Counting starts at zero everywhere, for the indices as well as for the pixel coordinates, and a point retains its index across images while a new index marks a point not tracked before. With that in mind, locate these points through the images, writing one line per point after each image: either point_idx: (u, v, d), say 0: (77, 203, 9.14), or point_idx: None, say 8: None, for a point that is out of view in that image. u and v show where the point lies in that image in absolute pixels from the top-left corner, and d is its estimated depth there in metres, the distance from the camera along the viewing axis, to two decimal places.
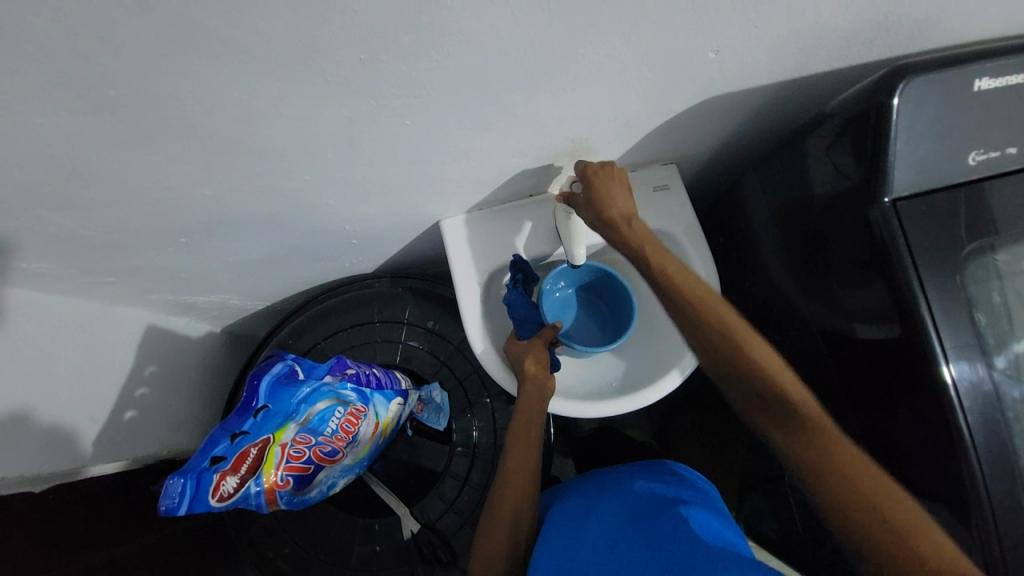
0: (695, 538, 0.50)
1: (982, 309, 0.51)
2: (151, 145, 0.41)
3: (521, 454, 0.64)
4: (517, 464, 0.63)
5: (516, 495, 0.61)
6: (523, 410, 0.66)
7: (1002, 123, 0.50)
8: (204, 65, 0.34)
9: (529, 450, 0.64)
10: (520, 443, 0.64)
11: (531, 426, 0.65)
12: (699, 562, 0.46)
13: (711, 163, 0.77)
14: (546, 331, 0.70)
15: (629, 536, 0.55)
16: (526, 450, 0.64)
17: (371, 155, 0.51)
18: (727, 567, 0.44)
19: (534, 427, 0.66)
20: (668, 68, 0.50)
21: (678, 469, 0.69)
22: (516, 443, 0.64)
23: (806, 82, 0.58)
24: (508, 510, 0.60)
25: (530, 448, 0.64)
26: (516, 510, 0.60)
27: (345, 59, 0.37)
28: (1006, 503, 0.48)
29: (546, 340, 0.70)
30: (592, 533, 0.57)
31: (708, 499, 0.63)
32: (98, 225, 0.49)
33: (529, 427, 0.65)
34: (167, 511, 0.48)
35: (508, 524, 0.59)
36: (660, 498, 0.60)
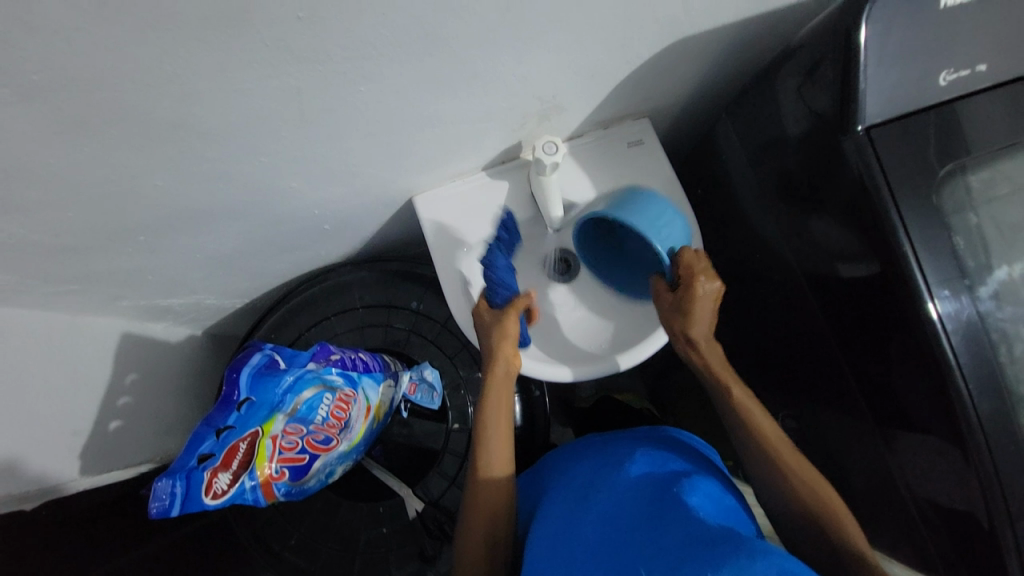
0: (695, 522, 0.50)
1: (961, 234, 0.51)
2: (86, 136, 0.38)
3: (492, 444, 0.62)
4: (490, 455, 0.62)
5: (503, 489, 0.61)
6: (490, 397, 0.63)
7: (971, 40, 0.49)
8: (130, 40, 0.31)
9: (504, 440, 0.62)
10: (491, 434, 0.62)
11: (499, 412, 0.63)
12: (698, 545, 0.46)
13: (683, 114, 0.75)
14: (520, 300, 0.64)
15: (623, 513, 0.54)
16: (499, 442, 0.62)
17: (328, 130, 0.49)
18: (724, 551, 0.44)
19: (498, 410, 0.63)
20: (630, 11, 0.48)
21: (675, 435, 0.70)
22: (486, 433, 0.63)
23: (772, 18, 0.56)
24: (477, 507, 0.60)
25: (499, 437, 0.62)
26: (496, 506, 0.60)
27: (282, 21, 0.34)
28: (995, 420, 0.49)
29: (517, 310, 0.63)
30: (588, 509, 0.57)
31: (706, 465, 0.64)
32: (49, 229, 0.47)
33: (495, 413, 0.63)
34: (158, 513, 0.47)
35: (488, 512, 0.60)
36: (658, 473, 0.60)
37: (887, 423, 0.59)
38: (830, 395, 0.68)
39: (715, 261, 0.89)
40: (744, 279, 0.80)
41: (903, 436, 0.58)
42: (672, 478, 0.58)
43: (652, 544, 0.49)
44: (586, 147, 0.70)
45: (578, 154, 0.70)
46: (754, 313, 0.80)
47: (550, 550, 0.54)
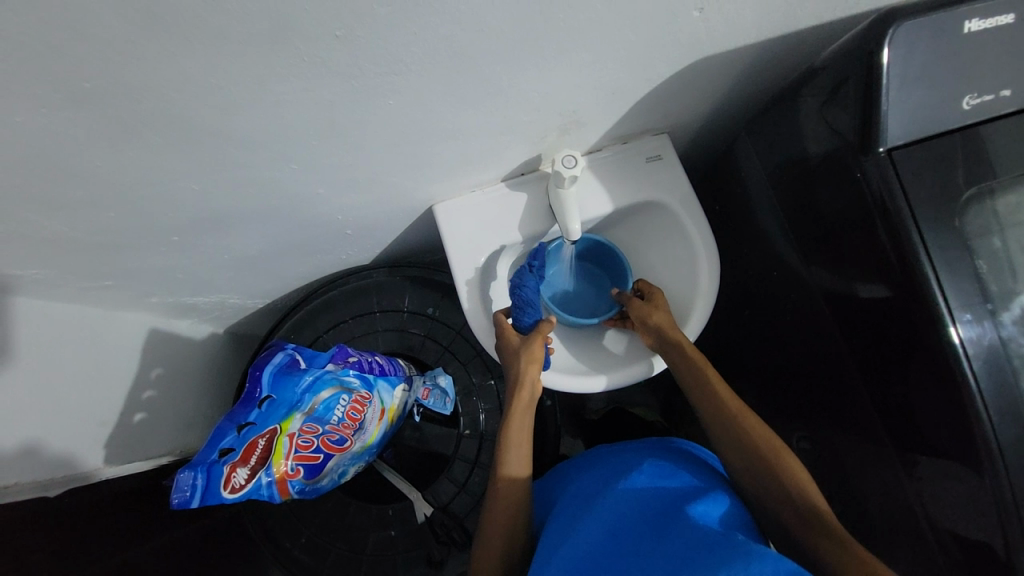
0: (694, 530, 0.52)
1: (984, 258, 0.50)
2: (131, 139, 0.40)
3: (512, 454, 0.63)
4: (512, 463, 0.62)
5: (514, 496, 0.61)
6: (514, 416, 0.65)
7: (996, 65, 0.49)
8: (178, 52, 0.33)
9: (524, 450, 0.64)
10: (513, 451, 0.63)
11: (522, 431, 0.64)
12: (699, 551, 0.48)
13: (702, 131, 0.76)
14: (544, 325, 0.67)
15: (627, 525, 0.55)
16: (521, 451, 0.63)
17: (356, 139, 0.50)
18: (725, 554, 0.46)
19: (522, 429, 0.64)
20: (653, 31, 0.49)
21: (685, 446, 0.69)
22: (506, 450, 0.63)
23: (793, 39, 0.57)
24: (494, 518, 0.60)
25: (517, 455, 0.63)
26: (510, 512, 0.60)
27: (319, 37, 0.36)
28: (1015, 448, 0.48)
29: (542, 335, 0.66)
30: (592, 518, 0.58)
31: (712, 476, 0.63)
32: (89, 226, 0.49)
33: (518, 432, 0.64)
34: (179, 505, 0.48)
35: (508, 517, 0.60)
36: (662, 484, 0.60)
37: (906, 448, 0.58)
38: (846, 418, 0.67)
39: (731, 277, 0.88)
40: (760, 297, 0.80)
41: (921, 462, 0.57)
42: (676, 491, 0.59)
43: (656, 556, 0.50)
44: (604, 161, 0.71)
45: (597, 168, 0.71)
46: (770, 331, 0.79)
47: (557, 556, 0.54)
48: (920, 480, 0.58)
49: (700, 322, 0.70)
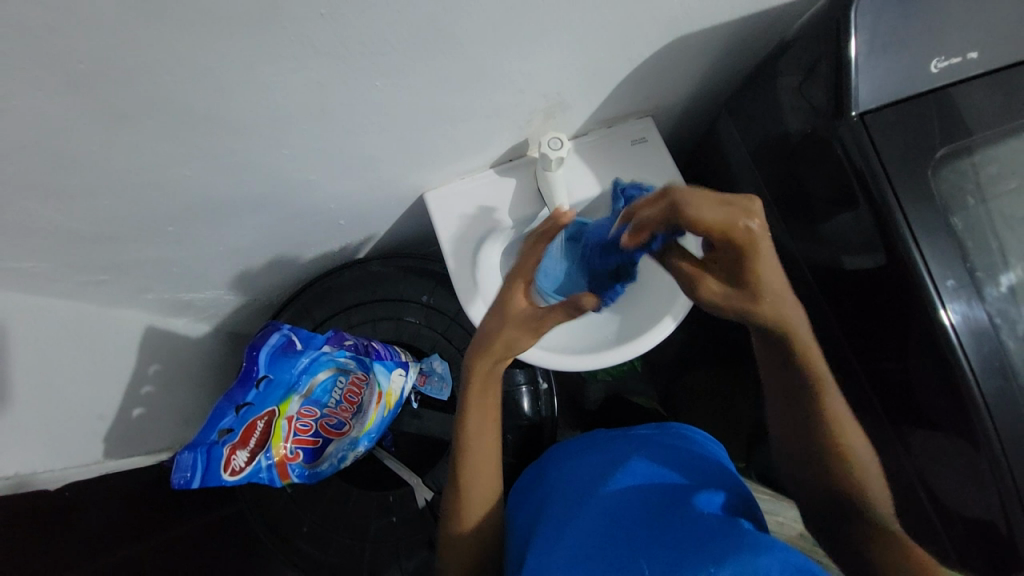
0: (695, 517, 0.54)
1: (960, 217, 0.52)
2: (127, 126, 0.41)
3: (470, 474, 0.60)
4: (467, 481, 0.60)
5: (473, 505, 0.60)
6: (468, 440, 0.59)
7: (962, 29, 0.50)
8: (169, 35, 0.34)
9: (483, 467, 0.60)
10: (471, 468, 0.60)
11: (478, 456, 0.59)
12: (702, 537, 0.51)
13: (686, 112, 0.78)
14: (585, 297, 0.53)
15: (626, 507, 0.57)
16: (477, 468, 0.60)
17: (345, 124, 0.52)
18: (729, 542, 0.49)
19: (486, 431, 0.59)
20: (631, 9, 0.50)
21: (685, 431, 0.72)
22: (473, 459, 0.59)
23: (768, 16, 0.59)
24: (470, 517, 0.60)
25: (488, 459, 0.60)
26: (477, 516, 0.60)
27: (306, 18, 0.37)
28: (999, 401, 0.51)
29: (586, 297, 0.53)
30: (594, 502, 0.59)
31: (704, 465, 0.65)
32: (86, 217, 0.50)
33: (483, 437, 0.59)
34: (180, 485, 0.50)
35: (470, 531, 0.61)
36: (657, 472, 0.62)
37: (900, 413, 0.60)
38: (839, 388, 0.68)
39: None
40: None
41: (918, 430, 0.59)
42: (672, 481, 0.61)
43: (661, 539, 0.52)
44: (590, 145, 0.72)
45: (583, 151, 0.72)
46: None
47: (561, 536, 0.56)
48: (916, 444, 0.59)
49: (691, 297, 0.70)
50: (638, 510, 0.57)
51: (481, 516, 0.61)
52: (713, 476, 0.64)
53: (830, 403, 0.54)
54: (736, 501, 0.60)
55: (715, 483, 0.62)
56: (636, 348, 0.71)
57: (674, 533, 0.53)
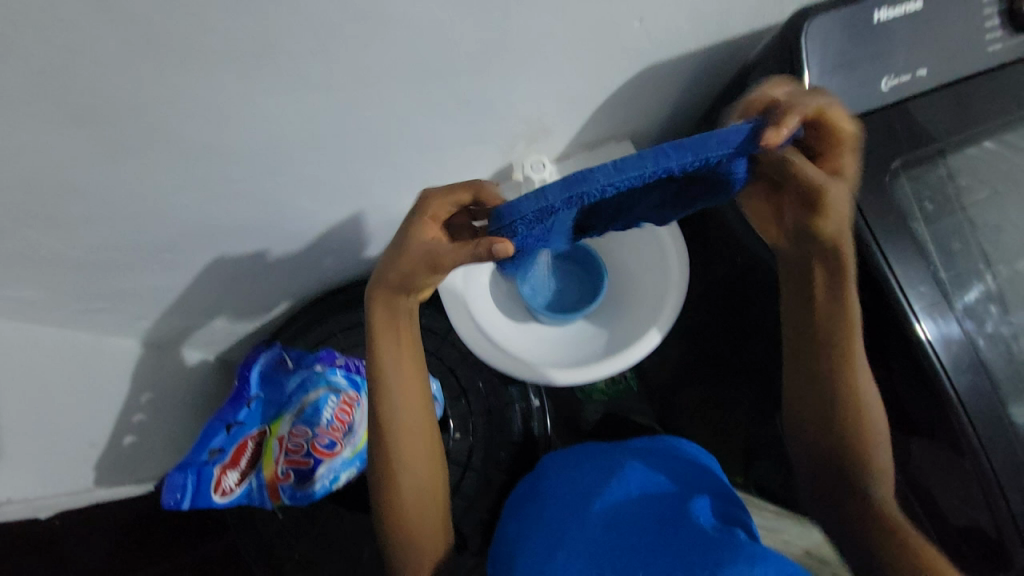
0: (691, 529, 0.55)
1: (920, 223, 0.56)
2: (129, 156, 0.44)
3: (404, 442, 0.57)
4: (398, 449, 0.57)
5: (414, 471, 0.58)
6: (399, 404, 0.56)
7: (908, 50, 0.55)
8: (169, 69, 0.37)
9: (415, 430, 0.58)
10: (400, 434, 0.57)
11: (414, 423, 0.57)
12: (696, 550, 0.52)
13: (662, 136, 0.82)
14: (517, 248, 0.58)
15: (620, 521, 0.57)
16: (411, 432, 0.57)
17: (336, 151, 0.54)
18: (724, 555, 0.50)
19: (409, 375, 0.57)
20: (601, 41, 0.54)
21: (678, 443, 0.71)
22: (398, 423, 0.55)
23: (730, 45, 0.63)
24: (413, 498, 0.58)
25: (411, 418, 0.57)
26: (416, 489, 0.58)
27: (298, 53, 0.41)
28: (973, 399, 0.53)
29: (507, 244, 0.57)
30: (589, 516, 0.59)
31: (699, 474, 0.66)
32: (85, 244, 0.52)
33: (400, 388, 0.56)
34: (170, 506, 0.52)
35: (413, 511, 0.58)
36: (653, 483, 0.63)
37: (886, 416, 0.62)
38: None
39: (704, 275, 0.92)
40: (731, 289, 0.84)
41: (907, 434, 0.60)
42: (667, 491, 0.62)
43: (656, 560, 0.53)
44: (572, 168, 0.76)
45: (566, 174, 0.76)
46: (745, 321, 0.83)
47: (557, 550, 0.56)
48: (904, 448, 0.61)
49: (677, 308, 0.71)
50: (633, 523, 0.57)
51: (413, 491, 0.58)
52: (707, 481, 0.65)
53: (858, 387, 0.58)
54: (729, 505, 0.62)
55: (709, 491, 0.63)
56: (629, 358, 0.71)
57: (668, 552, 0.53)
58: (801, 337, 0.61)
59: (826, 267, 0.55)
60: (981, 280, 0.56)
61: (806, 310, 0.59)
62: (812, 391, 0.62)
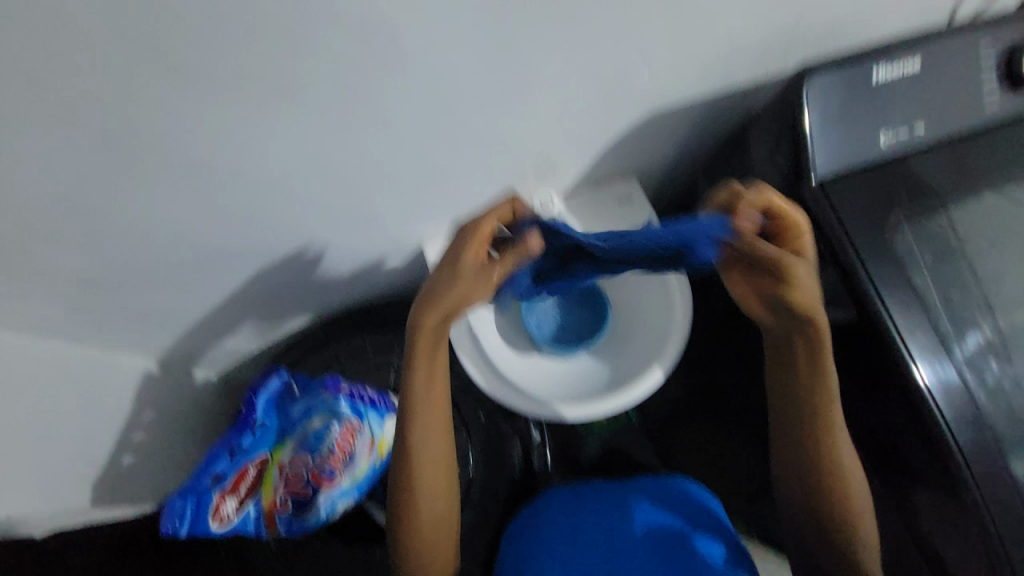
0: None
1: (919, 274, 0.57)
2: (156, 183, 0.46)
3: (424, 471, 0.58)
4: (421, 477, 0.58)
5: (432, 502, 0.59)
6: (424, 433, 0.58)
7: (905, 107, 0.58)
8: (201, 104, 0.39)
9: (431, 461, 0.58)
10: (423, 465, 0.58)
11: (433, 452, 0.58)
12: None
13: (667, 175, 0.84)
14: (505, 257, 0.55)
15: None
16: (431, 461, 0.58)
17: (353, 182, 0.56)
18: None
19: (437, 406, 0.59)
20: (610, 87, 0.57)
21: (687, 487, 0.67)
22: (420, 449, 0.58)
23: (733, 94, 0.66)
24: (429, 524, 0.59)
25: (433, 453, 0.58)
26: (434, 518, 0.59)
27: (323, 92, 0.43)
28: (973, 450, 0.53)
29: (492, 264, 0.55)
30: None
31: (706, 514, 0.65)
32: (105, 262, 0.54)
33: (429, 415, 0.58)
34: (168, 533, 0.51)
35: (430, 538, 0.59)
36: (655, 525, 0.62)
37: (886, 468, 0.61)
38: None
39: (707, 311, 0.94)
40: (734, 326, 0.85)
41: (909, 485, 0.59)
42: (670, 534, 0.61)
43: None
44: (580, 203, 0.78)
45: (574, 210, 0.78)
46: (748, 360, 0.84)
47: None
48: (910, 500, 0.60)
49: (678, 347, 0.73)
50: None
51: (436, 513, 0.60)
52: (712, 522, 0.64)
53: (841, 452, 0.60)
54: (731, 550, 0.61)
55: (715, 537, 0.62)
56: (628, 397, 0.72)
57: None
58: (789, 407, 0.62)
59: (806, 340, 0.58)
60: (980, 330, 0.56)
61: (787, 365, 0.61)
62: (790, 450, 0.64)
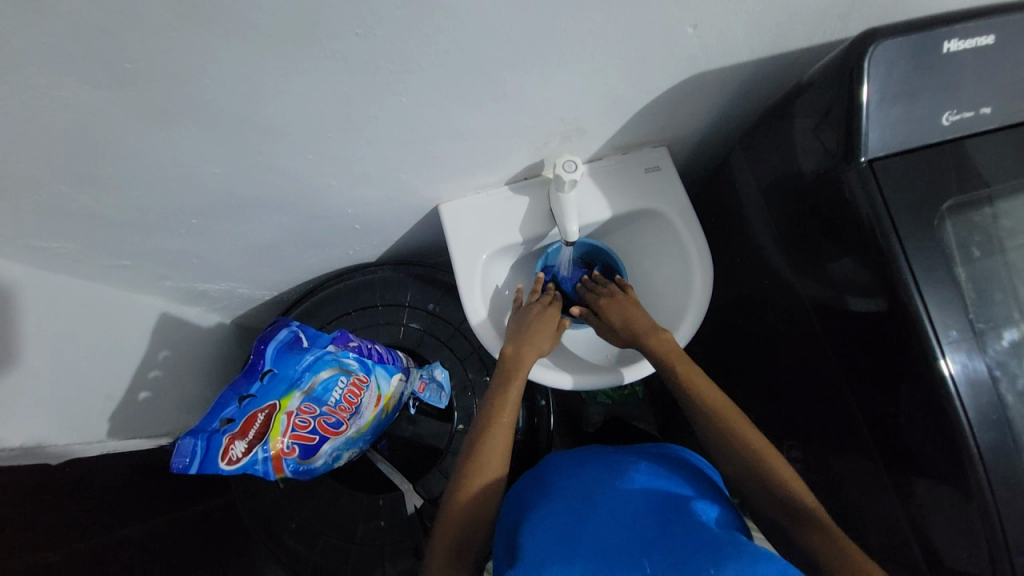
0: (699, 525, 0.55)
1: (962, 266, 0.53)
2: (163, 123, 0.44)
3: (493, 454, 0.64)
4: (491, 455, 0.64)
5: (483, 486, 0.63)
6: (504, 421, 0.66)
7: (974, 86, 0.52)
8: (211, 40, 0.37)
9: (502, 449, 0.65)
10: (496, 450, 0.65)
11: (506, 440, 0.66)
12: (704, 540, 0.51)
13: (699, 145, 0.80)
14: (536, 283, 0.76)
15: (628, 514, 0.57)
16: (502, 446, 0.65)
17: (369, 135, 0.54)
18: (728, 548, 0.49)
19: (498, 451, 0.65)
20: (651, 44, 0.52)
21: (681, 453, 0.71)
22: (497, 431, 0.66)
23: (784, 60, 0.61)
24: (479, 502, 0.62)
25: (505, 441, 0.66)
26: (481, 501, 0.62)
27: (340, 34, 0.40)
28: (995, 455, 0.51)
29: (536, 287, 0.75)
30: (595, 506, 0.58)
31: (702, 483, 0.66)
32: (115, 204, 0.53)
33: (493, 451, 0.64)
34: (178, 469, 0.53)
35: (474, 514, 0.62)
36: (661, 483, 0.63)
37: (898, 470, 0.60)
38: (837, 432, 0.69)
39: (727, 290, 0.91)
40: (753, 307, 0.83)
41: (915, 486, 0.59)
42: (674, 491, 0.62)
43: (663, 541, 0.53)
44: (604, 169, 0.74)
45: (597, 176, 0.74)
46: (762, 343, 0.83)
47: (553, 525, 0.56)
48: (916, 497, 0.59)
49: (694, 327, 0.72)
50: (641, 514, 0.57)
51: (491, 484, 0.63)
52: (711, 492, 0.65)
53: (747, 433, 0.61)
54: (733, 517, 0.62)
55: (713, 502, 0.62)
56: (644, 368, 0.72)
57: (676, 536, 0.53)
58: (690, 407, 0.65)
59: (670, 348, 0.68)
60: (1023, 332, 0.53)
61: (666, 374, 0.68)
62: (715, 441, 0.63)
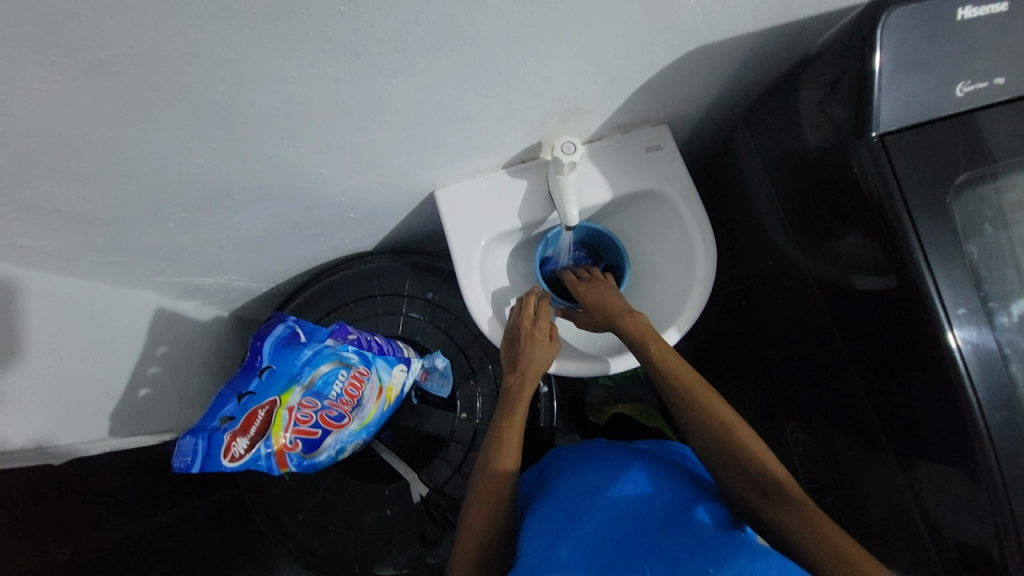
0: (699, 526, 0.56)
1: (974, 243, 0.52)
2: (143, 114, 0.42)
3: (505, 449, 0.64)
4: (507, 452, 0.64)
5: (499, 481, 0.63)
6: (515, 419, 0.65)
7: (990, 54, 0.50)
8: (188, 23, 0.34)
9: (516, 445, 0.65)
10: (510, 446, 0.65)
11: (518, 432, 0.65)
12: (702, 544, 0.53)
13: (701, 122, 0.78)
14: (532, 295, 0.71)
15: (628, 516, 0.58)
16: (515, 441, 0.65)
17: (361, 120, 0.52)
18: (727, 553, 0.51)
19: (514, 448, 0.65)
20: (653, 16, 0.49)
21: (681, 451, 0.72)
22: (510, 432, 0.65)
23: (790, 31, 0.58)
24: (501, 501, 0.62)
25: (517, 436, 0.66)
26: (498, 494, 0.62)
27: (324, 12, 0.37)
28: (1005, 434, 0.50)
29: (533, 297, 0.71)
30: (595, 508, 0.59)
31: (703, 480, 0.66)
32: (101, 199, 0.51)
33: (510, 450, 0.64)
34: (181, 468, 0.54)
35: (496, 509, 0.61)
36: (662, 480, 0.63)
37: (904, 450, 0.60)
38: (842, 411, 0.69)
39: (731, 270, 0.90)
40: (758, 288, 0.82)
41: (922, 466, 0.58)
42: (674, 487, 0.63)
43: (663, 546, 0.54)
44: (603, 150, 0.72)
45: (597, 157, 0.72)
46: (767, 323, 0.82)
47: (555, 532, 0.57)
48: (923, 476, 0.59)
49: (698, 309, 0.71)
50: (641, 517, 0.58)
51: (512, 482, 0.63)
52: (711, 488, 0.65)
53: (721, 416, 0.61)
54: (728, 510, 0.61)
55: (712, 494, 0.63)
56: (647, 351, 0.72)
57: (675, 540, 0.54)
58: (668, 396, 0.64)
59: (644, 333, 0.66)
60: None
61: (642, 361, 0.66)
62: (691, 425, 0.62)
